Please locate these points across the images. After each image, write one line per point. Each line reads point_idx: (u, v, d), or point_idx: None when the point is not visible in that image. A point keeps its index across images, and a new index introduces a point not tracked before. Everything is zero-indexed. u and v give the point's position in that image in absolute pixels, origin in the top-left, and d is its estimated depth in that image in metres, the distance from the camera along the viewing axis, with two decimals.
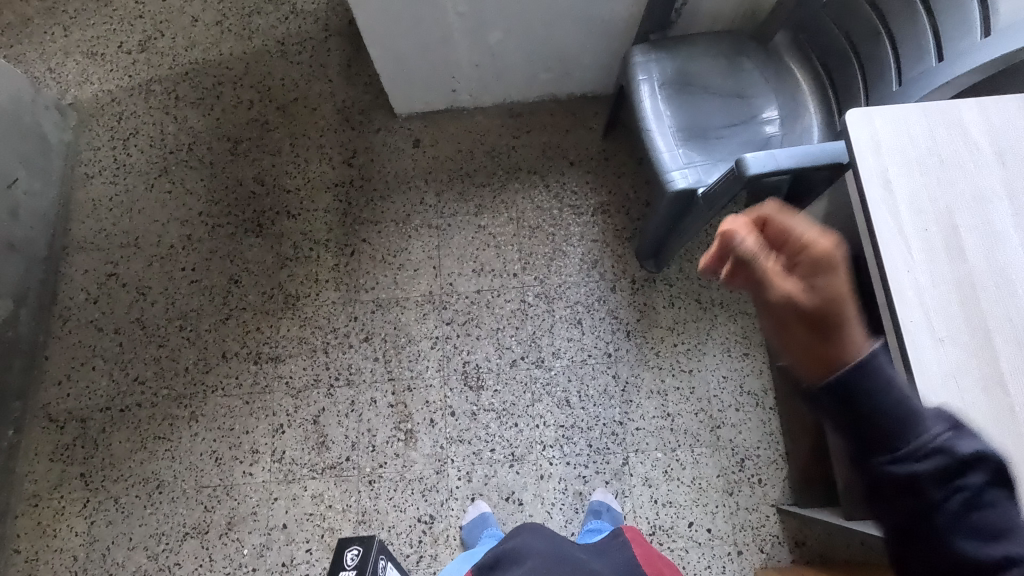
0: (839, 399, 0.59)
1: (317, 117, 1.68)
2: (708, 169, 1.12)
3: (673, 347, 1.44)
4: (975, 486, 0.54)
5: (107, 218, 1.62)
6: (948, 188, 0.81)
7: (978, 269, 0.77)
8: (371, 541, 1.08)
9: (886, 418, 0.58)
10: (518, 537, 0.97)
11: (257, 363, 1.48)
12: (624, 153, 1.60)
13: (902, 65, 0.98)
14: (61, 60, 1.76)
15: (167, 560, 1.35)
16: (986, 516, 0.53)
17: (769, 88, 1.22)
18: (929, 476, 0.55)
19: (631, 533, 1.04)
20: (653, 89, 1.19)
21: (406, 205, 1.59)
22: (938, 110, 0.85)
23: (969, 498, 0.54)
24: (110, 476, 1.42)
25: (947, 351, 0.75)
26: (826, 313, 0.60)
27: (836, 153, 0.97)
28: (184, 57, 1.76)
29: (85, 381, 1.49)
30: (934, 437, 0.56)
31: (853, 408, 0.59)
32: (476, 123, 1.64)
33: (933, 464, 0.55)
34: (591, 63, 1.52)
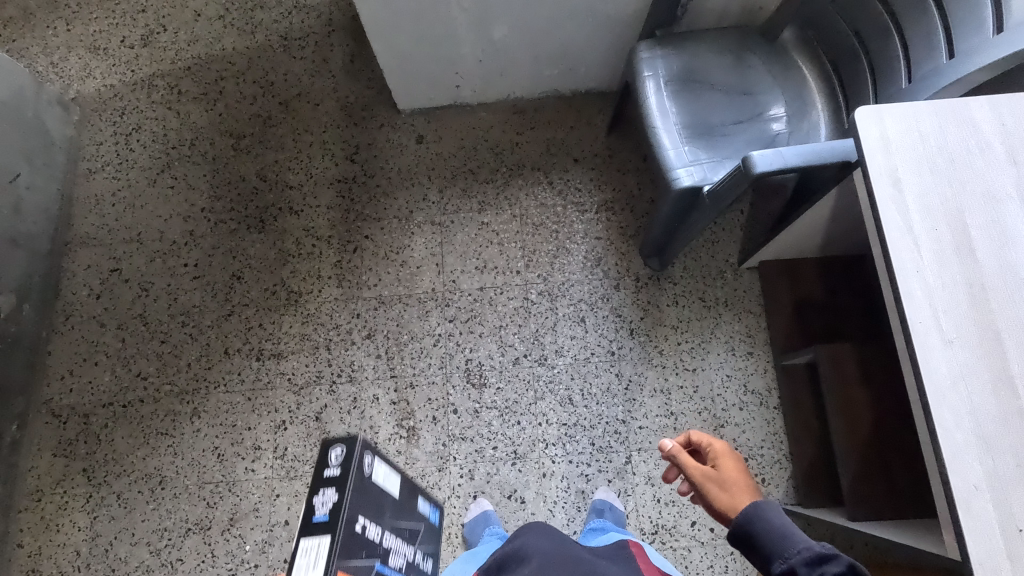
0: (741, 539, 0.73)
1: (320, 113, 1.67)
2: (713, 167, 1.11)
3: (676, 345, 1.43)
4: (834, 572, 0.63)
5: (109, 213, 1.62)
6: (958, 188, 0.80)
7: (989, 269, 0.76)
8: (355, 439, 0.75)
9: (770, 536, 0.71)
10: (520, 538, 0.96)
11: (259, 359, 1.48)
12: (628, 150, 1.59)
13: (912, 63, 0.97)
14: (63, 55, 1.76)
15: (169, 555, 1.35)
16: None
17: (776, 84, 1.21)
18: (802, 563, 0.66)
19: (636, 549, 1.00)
20: (659, 86, 1.18)
21: (409, 202, 1.58)
22: (949, 109, 0.84)
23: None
24: (113, 472, 1.42)
25: (957, 352, 0.74)
26: (732, 483, 0.81)
27: (844, 150, 0.95)
28: (186, 52, 1.75)
29: (88, 376, 1.49)
30: (805, 544, 0.68)
31: (747, 534, 0.73)
32: (480, 119, 1.63)
33: (801, 559, 0.66)
34: (596, 59, 1.50)
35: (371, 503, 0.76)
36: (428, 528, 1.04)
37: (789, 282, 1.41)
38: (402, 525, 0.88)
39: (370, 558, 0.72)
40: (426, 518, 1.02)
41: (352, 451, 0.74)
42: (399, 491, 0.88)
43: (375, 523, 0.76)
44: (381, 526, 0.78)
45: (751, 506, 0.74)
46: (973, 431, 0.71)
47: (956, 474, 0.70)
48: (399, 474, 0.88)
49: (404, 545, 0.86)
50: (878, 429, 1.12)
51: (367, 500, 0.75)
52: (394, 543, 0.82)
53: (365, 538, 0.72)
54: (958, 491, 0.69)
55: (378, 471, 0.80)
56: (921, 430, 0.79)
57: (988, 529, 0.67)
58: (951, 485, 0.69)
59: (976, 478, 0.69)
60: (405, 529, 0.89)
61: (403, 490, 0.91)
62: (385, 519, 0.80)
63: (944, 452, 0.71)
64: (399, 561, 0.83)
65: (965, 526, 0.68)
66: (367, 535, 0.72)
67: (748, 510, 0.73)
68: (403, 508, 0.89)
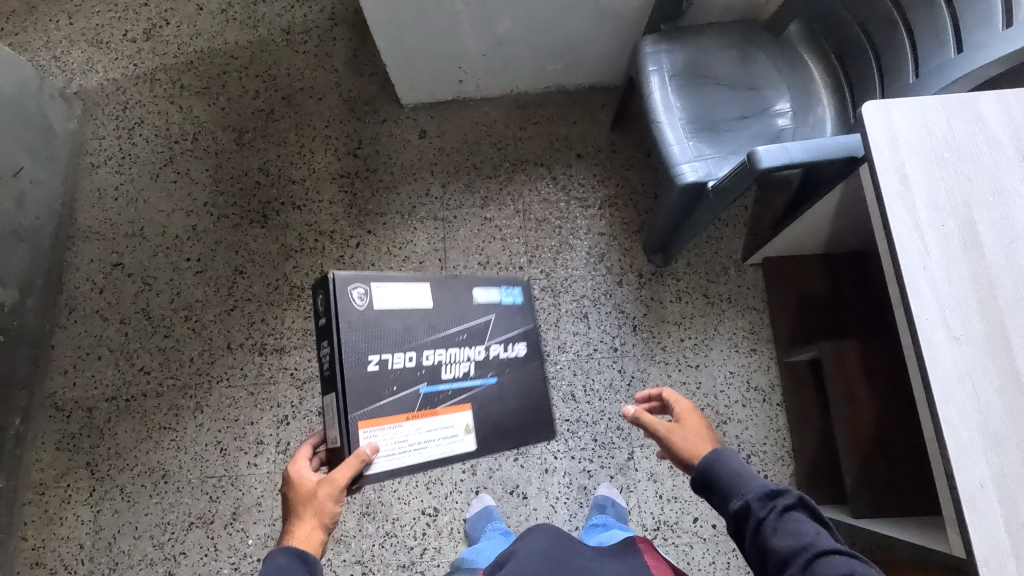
0: (701, 480, 0.81)
1: (323, 107, 1.67)
2: (718, 162, 1.11)
3: (679, 341, 1.43)
4: (786, 504, 0.73)
5: (112, 208, 1.62)
6: (966, 184, 0.79)
7: (996, 266, 0.76)
8: (328, 282, 0.83)
9: (726, 475, 0.79)
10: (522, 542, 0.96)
11: (262, 354, 1.48)
12: (632, 145, 1.58)
13: (920, 57, 0.96)
14: (65, 49, 1.75)
15: (173, 549, 1.35)
16: (796, 525, 0.71)
17: (782, 80, 1.20)
18: (757, 499, 0.75)
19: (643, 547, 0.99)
20: (663, 80, 1.17)
21: (412, 197, 1.58)
22: (957, 104, 0.83)
23: (783, 513, 0.73)
24: (116, 466, 1.42)
25: (962, 349, 0.73)
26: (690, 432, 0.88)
27: (850, 146, 0.94)
28: (189, 46, 1.75)
29: (91, 370, 1.50)
30: (758, 481, 0.77)
31: (706, 474, 0.80)
32: (483, 114, 1.63)
33: (756, 496, 0.75)
34: (600, 53, 1.49)
35: (378, 331, 0.86)
36: (507, 319, 0.99)
37: (793, 278, 1.41)
38: (453, 328, 0.92)
39: (398, 385, 0.86)
40: (500, 313, 0.98)
41: (340, 289, 0.84)
42: (435, 299, 0.92)
43: (395, 352, 0.87)
44: (410, 349, 0.88)
45: (713, 453, 0.81)
46: (979, 429, 0.70)
47: (962, 471, 0.69)
48: (428, 281, 0.91)
49: (460, 347, 0.92)
50: (882, 425, 1.11)
51: (375, 334, 0.85)
52: (443, 353, 0.91)
53: (381, 369, 0.85)
54: (964, 488, 0.69)
55: (384, 296, 0.87)
56: (926, 426, 0.78)
57: (993, 526, 0.67)
58: (956, 482, 0.69)
59: (981, 475, 0.69)
60: (458, 329, 0.93)
61: (443, 295, 0.93)
62: (415, 340, 0.89)
63: (949, 449, 0.70)
64: (455, 372, 0.92)
65: (970, 523, 0.68)
66: (382, 368, 0.85)
67: (709, 456, 0.81)
68: (450, 315, 0.93)
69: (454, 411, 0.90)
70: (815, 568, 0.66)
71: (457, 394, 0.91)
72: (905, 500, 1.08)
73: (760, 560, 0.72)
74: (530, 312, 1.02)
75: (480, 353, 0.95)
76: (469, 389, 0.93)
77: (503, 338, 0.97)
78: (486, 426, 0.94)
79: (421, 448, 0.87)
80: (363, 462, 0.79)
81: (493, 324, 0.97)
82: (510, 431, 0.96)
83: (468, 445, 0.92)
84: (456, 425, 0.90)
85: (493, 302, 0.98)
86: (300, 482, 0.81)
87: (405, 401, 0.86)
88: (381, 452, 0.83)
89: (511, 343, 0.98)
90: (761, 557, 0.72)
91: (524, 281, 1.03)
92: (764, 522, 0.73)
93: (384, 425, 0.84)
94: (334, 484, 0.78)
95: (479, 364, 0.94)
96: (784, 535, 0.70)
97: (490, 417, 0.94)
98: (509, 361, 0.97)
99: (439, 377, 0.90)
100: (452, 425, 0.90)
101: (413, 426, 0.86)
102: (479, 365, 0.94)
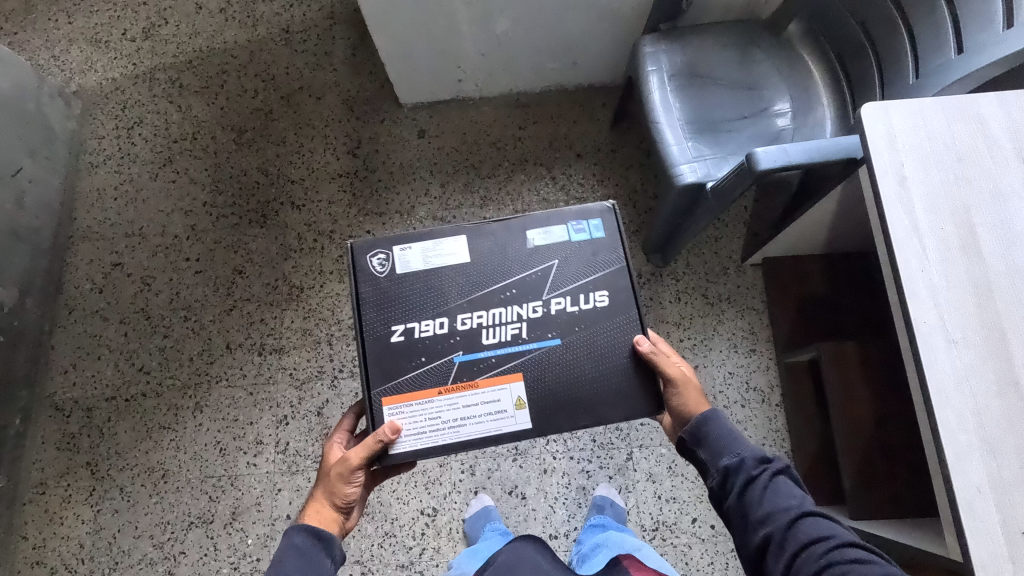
0: (694, 435, 0.81)
1: (322, 107, 1.66)
2: (717, 163, 1.10)
3: (679, 341, 1.42)
4: (777, 468, 0.76)
5: (112, 207, 1.62)
6: (965, 186, 0.79)
7: (995, 269, 0.75)
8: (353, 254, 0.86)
9: (720, 434, 0.80)
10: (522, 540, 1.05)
11: (261, 354, 1.48)
12: (631, 145, 1.58)
13: (920, 58, 0.95)
14: (65, 48, 1.75)
15: (173, 549, 1.36)
16: (785, 489, 0.74)
17: (782, 80, 1.19)
18: (751, 460, 0.77)
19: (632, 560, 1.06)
20: (662, 81, 1.17)
21: (411, 196, 1.57)
22: (957, 105, 0.83)
23: (773, 476, 0.75)
24: (116, 465, 1.43)
25: (961, 353, 0.73)
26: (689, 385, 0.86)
27: (849, 147, 0.94)
28: (187, 45, 1.74)
29: (91, 370, 1.50)
30: (750, 445, 0.79)
31: (700, 431, 0.81)
32: (482, 113, 1.62)
33: (750, 456, 0.77)
34: (599, 52, 1.49)
35: (399, 298, 0.85)
36: (580, 261, 0.88)
37: (792, 279, 1.41)
38: (496, 286, 0.86)
39: (428, 353, 0.83)
40: (566, 256, 0.88)
41: (360, 258, 0.86)
42: (474, 253, 0.87)
43: (423, 318, 0.85)
44: (446, 315, 0.85)
45: (709, 413, 0.82)
46: (977, 433, 0.70)
47: (959, 475, 0.69)
48: (463, 235, 0.88)
49: (507, 306, 0.85)
50: (879, 427, 1.11)
51: (399, 301, 0.85)
52: (484, 316, 0.85)
53: (407, 338, 0.84)
54: (961, 492, 0.69)
55: (408, 259, 0.86)
56: (924, 430, 0.78)
57: (990, 530, 0.67)
58: (954, 486, 0.69)
59: (979, 479, 0.69)
60: (503, 285, 0.86)
61: (484, 247, 0.87)
62: (453, 304, 0.85)
63: (947, 454, 0.70)
64: (502, 336, 0.84)
65: (967, 527, 0.68)
66: (408, 336, 0.84)
67: (706, 415, 0.81)
68: (494, 269, 0.87)
69: (501, 381, 0.83)
70: (799, 528, 0.70)
71: (505, 362, 0.83)
72: (903, 501, 1.08)
73: (741, 515, 0.74)
74: (616, 246, 0.89)
75: (536, 311, 0.85)
76: (522, 354, 0.84)
77: (569, 290, 0.86)
78: (546, 400, 0.83)
79: (456, 425, 0.81)
80: (378, 443, 0.78)
81: (555, 272, 0.87)
82: (578, 410, 0.83)
83: (522, 422, 0.82)
84: (502, 399, 0.82)
85: (559, 243, 0.88)
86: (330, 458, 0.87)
87: (435, 372, 0.82)
88: (407, 431, 0.81)
89: (586, 291, 0.87)
90: (743, 513, 0.74)
91: (603, 207, 0.91)
92: (753, 481, 0.75)
93: (410, 402, 0.82)
94: (346, 463, 0.81)
95: (533, 324, 0.85)
96: (773, 496, 0.73)
97: (557, 386, 0.83)
98: (582, 314, 0.86)
99: (479, 343, 0.84)
100: (498, 398, 0.82)
101: (445, 400, 0.82)
102: (532, 325, 0.85)
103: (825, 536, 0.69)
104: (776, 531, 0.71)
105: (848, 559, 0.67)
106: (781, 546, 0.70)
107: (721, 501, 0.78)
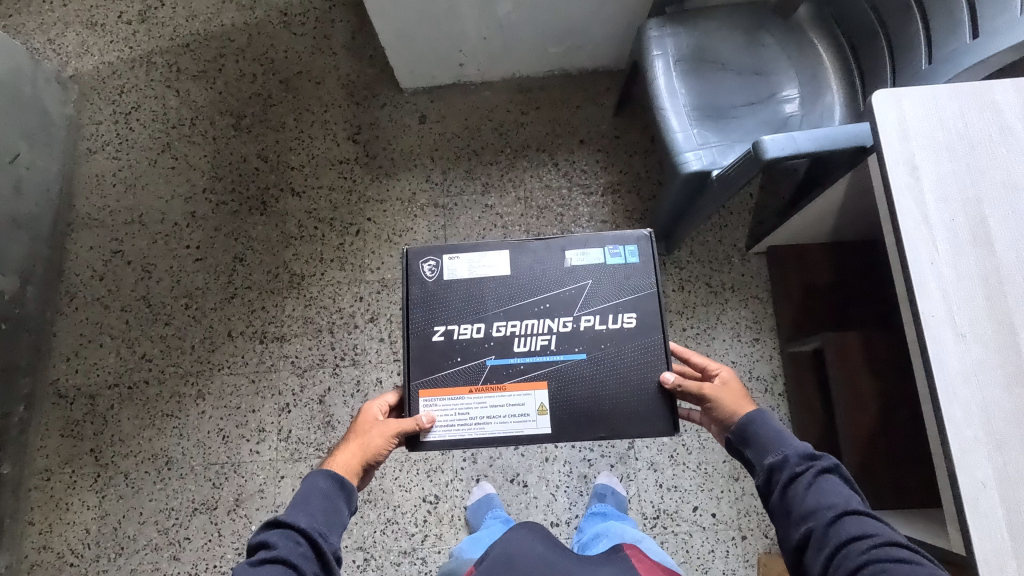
0: (739, 435, 0.81)
1: (322, 91, 1.64)
2: (723, 151, 1.08)
3: (681, 331, 1.42)
4: (825, 465, 0.73)
5: (111, 194, 1.60)
6: (977, 176, 0.77)
7: (1007, 261, 0.74)
8: (412, 257, 0.93)
9: (767, 433, 0.79)
10: (520, 533, 0.99)
11: (262, 342, 1.48)
12: (636, 130, 1.55)
13: (933, 42, 0.93)
14: (60, 31, 1.72)
15: (177, 534, 1.37)
16: (832, 487, 0.71)
17: (791, 64, 1.16)
18: (795, 457, 0.75)
19: (633, 551, 0.96)
20: (668, 65, 1.14)
21: (411, 183, 1.56)
22: (971, 91, 0.80)
23: (819, 474, 0.73)
24: (120, 453, 1.43)
25: (968, 347, 0.72)
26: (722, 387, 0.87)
27: (858, 135, 0.91)
28: (184, 28, 1.71)
29: (93, 357, 1.50)
30: (797, 442, 0.77)
31: (747, 429, 0.80)
32: (484, 98, 1.60)
33: (795, 453, 0.75)
34: (603, 36, 1.46)
35: (442, 302, 0.91)
36: (612, 284, 0.91)
37: (797, 268, 1.39)
38: (534, 299, 0.91)
39: (465, 355, 0.89)
40: (600, 277, 0.92)
41: (414, 263, 0.93)
42: (515, 268, 0.93)
43: (466, 324, 0.90)
44: (483, 324, 0.90)
45: (754, 412, 0.81)
46: (983, 428, 0.69)
47: (964, 470, 0.69)
48: (507, 249, 0.93)
49: (540, 318, 0.90)
50: (884, 419, 1.11)
51: (445, 308, 0.91)
52: (517, 326, 0.90)
53: (448, 340, 0.90)
54: (966, 487, 0.68)
55: (456, 268, 0.93)
56: (929, 424, 0.78)
57: (994, 526, 0.67)
58: (958, 481, 0.69)
59: (984, 475, 0.68)
60: (538, 299, 0.91)
61: (525, 264, 0.93)
62: (490, 313, 0.91)
63: (953, 449, 0.69)
64: (532, 345, 0.89)
65: (971, 522, 0.67)
66: (450, 338, 0.90)
67: (750, 415, 0.81)
68: (534, 285, 0.92)
69: (527, 387, 0.88)
70: (842, 525, 0.67)
71: (533, 369, 0.88)
72: (905, 492, 1.08)
73: (784, 512, 0.72)
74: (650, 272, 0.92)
75: (566, 325, 0.90)
76: (550, 364, 0.89)
77: (600, 309, 0.90)
78: (569, 409, 0.87)
79: (482, 422, 0.87)
80: (414, 427, 0.84)
81: (587, 292, 0.91)
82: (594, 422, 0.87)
83: (542, 427, 0.87)
84: (527, 403, 0.87)
85: (594, 264, 0.92)
86: (364, 415, 0.90)
87: (469, 372, 0.88)
88: (438, 423, 0.87)
89: (617, 311, 0.90)
90: (786, 509, 0.72)
91: (640, 234, 0.94)
92: (797, 478, 0.73)
93: (443, 396, 0.88)
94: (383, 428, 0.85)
95: (562, 338, 0.90)
96: (818, 492, 0.71)
97: (579, 395, 0.88)
98: (609, 332, 0.89)
99: (510, 350, 0.89)
100: (523, 402, 0.87)
101: (475, 398, 0.87)
102: (562, 339, 0.89)
103: (869, 533, 0.66)
104: (817, 527, 0.69)
105: (890, 558, 0.64)
106: (822, 543, 0.68)
107: (766, 498, 0.76)
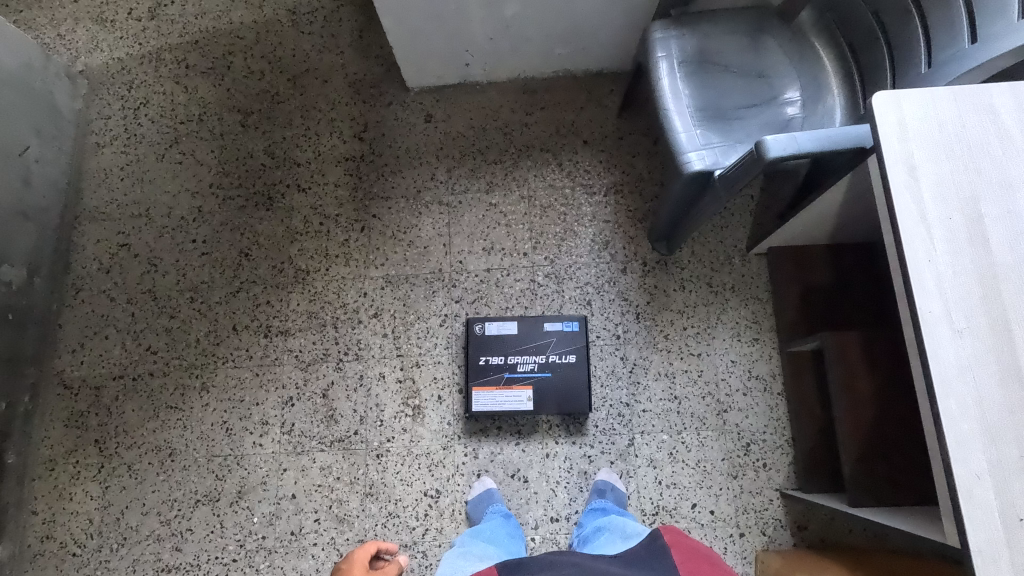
0: None
1: (328, 89, 1.66)
2: (726, 151, 1.10)
3: (682, 330, 1.43)
4: None
5: (118, 187, 1.62)
6: (974, 177, 0.79)
7: (1003, 262, 0.76)
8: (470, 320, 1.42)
9: None
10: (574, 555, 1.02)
11: (267, 336, 1.49)
12: (639, 132, 1.57)
13: (933, 47, 0.95)
14: (70, 27, 1.74)
15: (179, 525, 1.38)
16: None
17: (792, 68, 1.18)
18: None
19: (682, 556, 1.01)
20: (672, 67, 1.16)
21: (416, 180, 1.57)
22: (969, 94, 0.82)
23: None
24: (124, 444, 1.44)
25: (965, 343, 0.74)
26: None
27: (859, 136, 0.93)
28: (193, 25, 1.73)
29: (98, 349, 1.51)
30: None
31: None
32: (489, 98, 1.61)
33: None
34: (608, 38, 1.48)
35: (483, 343, 1.39)
36: (565, 341, 1.39)
37: (796, 270, 1.41)
38: (523, 346, 1.38)
39: (491, 372, 1.37)
40: (560, 337, 1.39)
41: (472, 325, 1.41)
42: (517, 327, 1.40)
43: (495, 355, 1.38)
44: (504, 353, 1.38)
45: None
46: (977, 422, 0.72)
47: (959, 462, 0.71)
48: (514, 322, 1.40)
49: (525, 356, 1.38)
50: (881, 417, 1.12)
51: (481, 341, 1.39)
52: (517, 356, 1.38)
53: (485, 363, 1.38)
54: (960, 479, 0.70)
55: (493, 327, 1.40)
56: (925, 418, 0.80)
57: (988, 517, 0.69)
58: (954, 473, 0.71)
59: (978, 467, 0.71)
60: (524, 346, 1.38)
61: (525, 321, 1.40)
62: (507, 349, 1.39)
63: (948, 443, 0.72)
64: (529, 365, 1.37)
65: (966, 513, 0.70)
66: (486, 362, 1.38)
67: None
68: (521, 340, 1.39)
69: (521, 389, 1.36)
70: None
71: (526, 378, 1.37)
72: (901, 490, 1.10)
73: None
74: (585, 336, 1.39)
75: (536, 363, 1.37)
76: (534, 378, 1.36)
77: (560, 351, 1.38)
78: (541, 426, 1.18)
79: None
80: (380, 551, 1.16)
81: (552, 343, 1.38)
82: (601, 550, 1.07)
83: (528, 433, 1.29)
84: (520, 395, 1.36)
85: (557, 329, 1.39)
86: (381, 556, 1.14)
87: (494, 379, 1.37)
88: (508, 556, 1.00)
89: (565, 353, 1.38)
90: None
91: (579, 316, 1.41)
92: None
93: None
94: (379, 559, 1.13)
95: (541, 364, 1.37)
96: None
97: None
98: (561, 365, 1.37)
99: (516, 369, 1.37)
100: (519, 397, 1.36)
101: (498, 394, 1.36)
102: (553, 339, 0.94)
103: None
104: None
105: None
106: None
107: None
